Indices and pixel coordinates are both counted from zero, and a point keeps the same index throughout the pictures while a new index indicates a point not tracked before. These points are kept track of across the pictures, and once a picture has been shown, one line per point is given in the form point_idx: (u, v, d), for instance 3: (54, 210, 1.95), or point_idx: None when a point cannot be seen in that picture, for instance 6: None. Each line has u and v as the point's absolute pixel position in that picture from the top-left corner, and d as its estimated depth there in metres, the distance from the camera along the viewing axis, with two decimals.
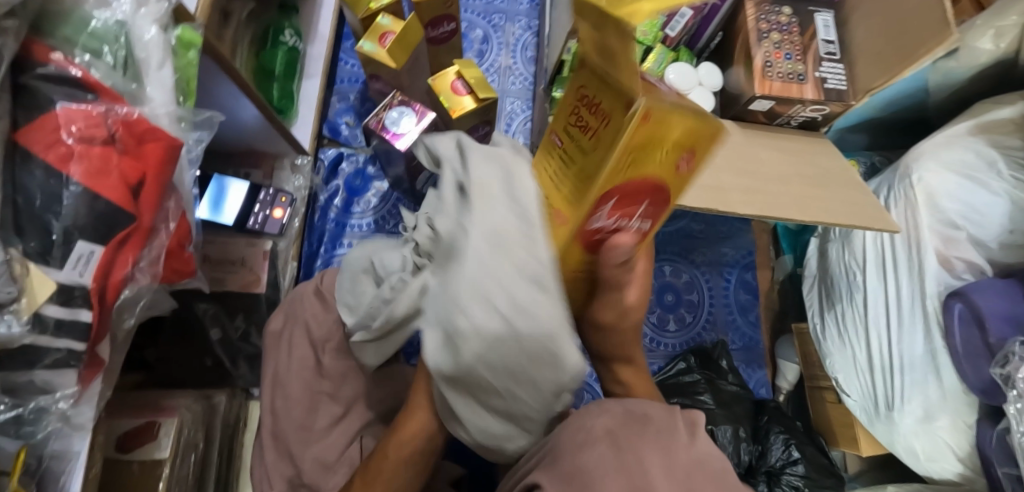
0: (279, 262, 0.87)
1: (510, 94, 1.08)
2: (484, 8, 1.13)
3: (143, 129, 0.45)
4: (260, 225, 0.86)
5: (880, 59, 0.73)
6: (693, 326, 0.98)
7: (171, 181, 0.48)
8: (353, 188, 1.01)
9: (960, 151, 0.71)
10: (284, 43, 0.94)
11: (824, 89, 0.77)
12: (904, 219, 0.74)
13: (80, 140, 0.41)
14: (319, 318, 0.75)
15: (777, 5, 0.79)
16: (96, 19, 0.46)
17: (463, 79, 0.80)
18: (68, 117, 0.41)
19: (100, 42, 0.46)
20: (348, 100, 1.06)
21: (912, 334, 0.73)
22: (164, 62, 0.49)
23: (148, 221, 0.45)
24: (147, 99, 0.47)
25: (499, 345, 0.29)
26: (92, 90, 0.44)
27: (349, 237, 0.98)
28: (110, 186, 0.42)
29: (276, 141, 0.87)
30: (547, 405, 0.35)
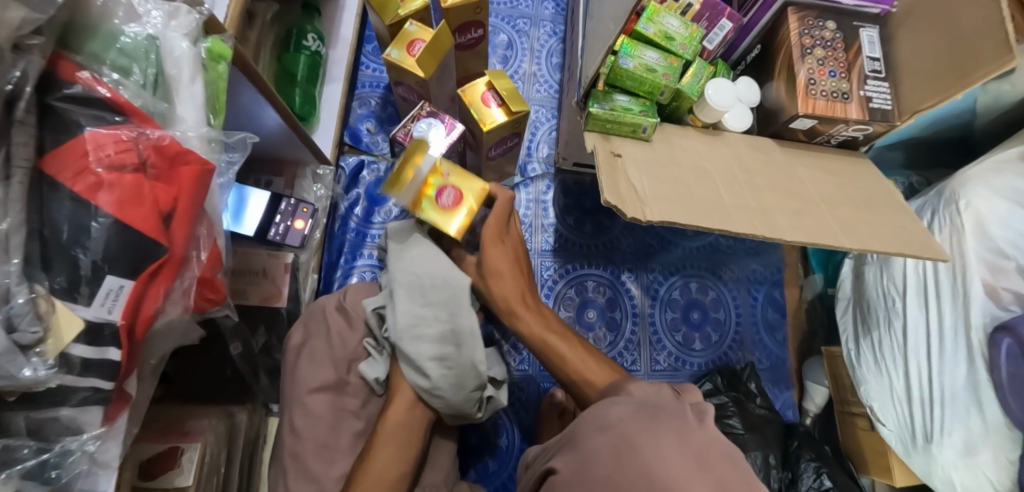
0: (300, 274, 0.84)
1: (535, 101, 1.06)
2: (509, 12, 1.11)
3: (176, 153, 0.42)
4: (281, 236, 0.81)
5: (930, 80, 0.70)
6: (720, 345, 0.95)
7: (203, 206, 0.45)
8: (374, 196, 0.98)
9: (1011, 177, 0.68)
10: (307, 48, 0.91)
11: (868, 109, 0.74)
12: (949, 244, 0.72)
13: (110, 168, 0.38)
14: (344, 334, 0.74)
15: (821, 19, 0.76)
16: (125, 34, 0.43)
17: (494, 91, 0.77)
18: (97, 142, 0.38)
19: (130, 59, 0.43)
20: (369, 105, 1.03)
21: (955, 366, 0.71)
22: (196, 77, 0.45)
23: (180, 250, 0.42)
24: (178, 119, 0.44)
25: (432, 325, 0.68)
26: (121, 111, 0.41)
27: (369, 248, 0.95)
28: (142, 215, 0.39)
29: (297, 150, 0.84)
30: (464, 356, 0.67)
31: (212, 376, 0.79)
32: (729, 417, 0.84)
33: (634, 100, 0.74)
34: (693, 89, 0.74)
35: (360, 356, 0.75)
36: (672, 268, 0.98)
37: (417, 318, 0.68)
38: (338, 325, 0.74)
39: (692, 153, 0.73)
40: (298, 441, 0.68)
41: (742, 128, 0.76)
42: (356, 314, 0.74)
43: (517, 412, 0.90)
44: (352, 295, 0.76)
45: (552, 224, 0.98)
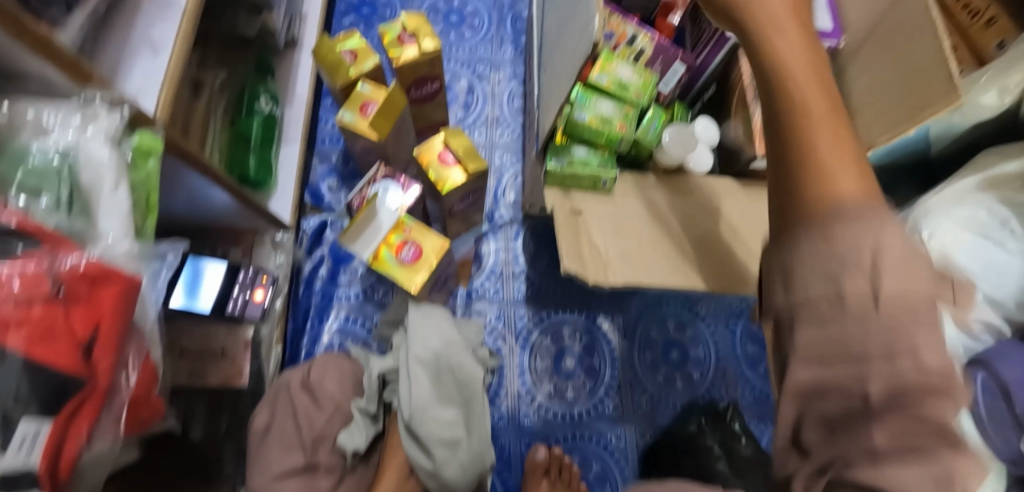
0: (262, 349, 0.80)
1: (498, 146, 1.04)
2: (468, 57, 1.09)
3: (95, 274, 0.39)
4: (239, 310, 0.76)
5: (884, 115, 0.70)
6: (702, 383, 0.93)
7: (131, 324, 0.42)
8: (339, 255, 0.94)
9: (971, 209, 0.70)
10: (260, 110, 0.85)
11: None
12: None
13: (17, 304, 0.35)
14: (311, 417, 0.70)
15: None
16: (34, 152, 0.41)
17: (451, 149, 0.75)
18: (4, 276, 0.36)
19: (40, 178, 0.40)
20: (329, 162, 1.00)
21: None
22: (119, 181, 0.42)
23: (105, 380, 0.39)
24: (98, 235, 0.41)
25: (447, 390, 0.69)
26: (31, 236, 0.38)
27: (336, 310, 0.92)
28: (58, 350, 0.36)
29: (251, 219, 0.80)
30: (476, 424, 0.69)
31: (178, 462, 0.74)
32: (716, 463, 0.83)
33: (592, 152, 0.73)
34: (649, 137, 0.74)
35: (329, 437, 0.70)
36: (648, 307, 0.96)
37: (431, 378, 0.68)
38: (303, 401, 0.71)
39: (654, 203, 0.72)
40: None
41: (706, 169, 0.75)
42: (320, 391, 0.71)
43: (500, 472, 0.87)
44: (318, 369, 0.72)
45: (523, 270, 0.96)
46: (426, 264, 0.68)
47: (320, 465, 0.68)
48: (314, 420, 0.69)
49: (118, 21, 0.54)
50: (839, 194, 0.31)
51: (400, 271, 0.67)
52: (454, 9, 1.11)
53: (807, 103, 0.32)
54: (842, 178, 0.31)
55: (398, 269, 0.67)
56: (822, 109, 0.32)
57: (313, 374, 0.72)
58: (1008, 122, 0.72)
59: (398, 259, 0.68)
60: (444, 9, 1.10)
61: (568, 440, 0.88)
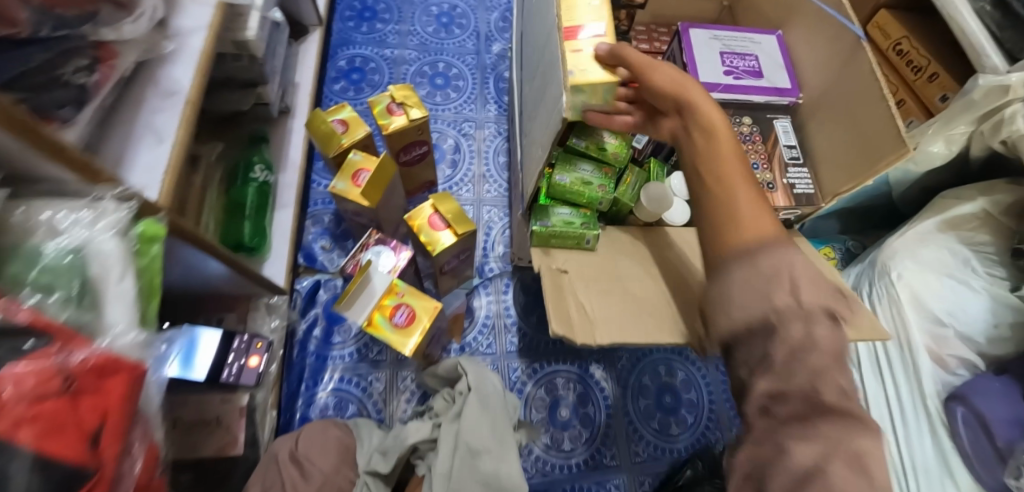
0: (257, 416, 0.79)
1: (486, 202, 1.04)
2: (454, 116, 1.07)
3: (103, 365, 0.41)
4: (235, 377, 0.76)
5: (844, 166, 0.75)
6: (696, 426, 0.94)
7: (135, 411, 0.43)
8: (333, 314, 0.94)
9: (936, 250, 0.73)
10: (255, 178, 0.87)
11: (794, 195, 0.78)
12: (892, 319, 0.74)
13: (31, 400, 0.36)
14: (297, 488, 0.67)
15: (737, 116, 0.82)
16: (48, 249, 0.42)
17: (440, 214, 0.77)
18: (17, 378, 0.36)
19: (53, 277, 0.42)
20: (322, 223, 0.98)
21: (921, 439, 0.71)
22: (125, 273, 0.45)
23: (111, 468, 0.40)
24: (106, 326, 0.43)
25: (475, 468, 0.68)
26: (43, 332, 0.39)
27: (330, 371, 0.90)
28: (68, 442, 0.37)
29: (246, 286, 0.80)
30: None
31: None
32: None
33: (575, 211, 0.76)
34: (626, 195, 0.78)
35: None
36: (639, 354, 0.98)
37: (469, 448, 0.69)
38: (292, 474, 0.68)
39: (636, 257, 0.76)
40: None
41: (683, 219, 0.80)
42: (309, 464, 0.69)
43: None
44: (305, 439, 0.72)
45: (514, 323, 0.98)
46: (421, 328, 0.70)
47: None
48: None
49: (125, 112, 0.57)
50: (738, 214, 0.49)
51: (395, 336, 0.69)
52: (440, 70, 1.09)
53: (738, 196, 0.50)
54: (743, 204, 0.49)
55: (394, 334, 0.69)
56: (753, 217, 0.48)
57: (301, 445, 0.71)
58: (960, 169, 0.77)
59: (394, 324, 0.70)
60: (429, 71, 1.09)
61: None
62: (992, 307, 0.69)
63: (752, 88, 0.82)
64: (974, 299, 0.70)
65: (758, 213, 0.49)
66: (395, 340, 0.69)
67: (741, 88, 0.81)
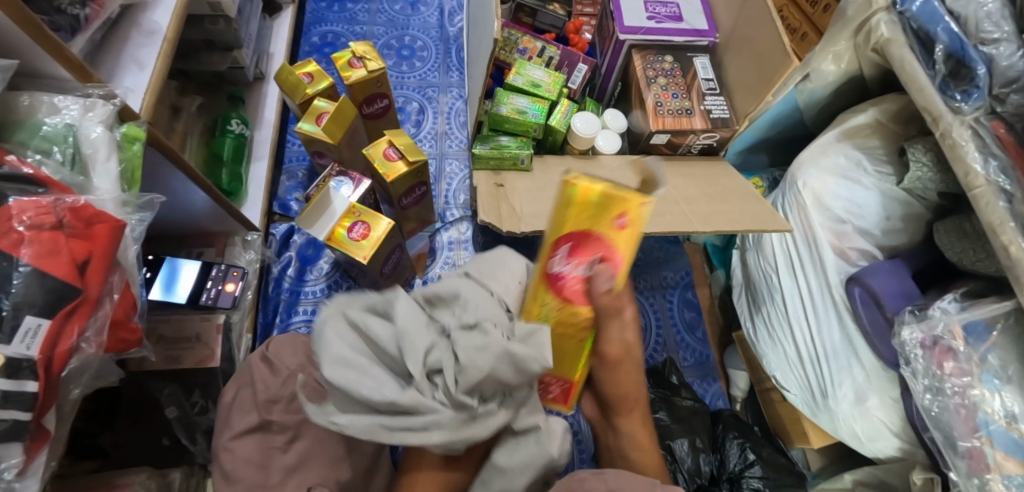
0: (234, 334, 0.86)
1: (449, 155, 1.13)
2: (418, 83, 1.19)
3: (89, 214, 0.51)
4: (213, 299, 0.84)
5: (751, 90, 0.85)
6: (645, 350, 1.01)
7: (115, 257, 0.53)
8: (306, 257, 1.01)
9: (834, 157, 0.81)
10: (232, 131, 0.95)
11: (710, 119, 0.88)
12: (799, 221, 0.83)
13: (31, 227, 0.47)
14: (268, 383, 0.75)
15: (660, 55, 0.92)
16: (47, 124, 0.53)
17: (394, 146, 0.87)
18: (20, 208, 0.47)
19: (51, 143, 0.53)
20: (297, 177, 1.06)
21: (829, 323, 0.80)
22: (110, 155, 0.55)
23: (94, 292, 0.49)
24: (93, 188, 0.54)
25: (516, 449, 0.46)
26: (43, 184, 0.50)
27: (304, 305, 0.98)
28: (58, 265, 0.47)
29: (226, 221, 0.89)
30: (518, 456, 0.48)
31: (147, 445, 0.78)
32: (656, 412, 0.89)
33: (513, 139, 0.86)
34: (562, 124, 0.87)
35: (280, 400, 0.74)
36: None
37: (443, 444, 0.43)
38: (261, 372, 0.76)
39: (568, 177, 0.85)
40: (229, 486, 0.68)
41: (614, 148, 0.89)
42: (278, 361, 0.76)
43: None
44: (275, 345, 0.79)
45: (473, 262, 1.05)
46: (375, 241, 0.80)
47: (273, 423, 0.73)
48: (269, 384, 0.74)
49: (110, 46, 0.68)
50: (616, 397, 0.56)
51: (351, 247, 0.79)
52: (405, 44, 1.22)
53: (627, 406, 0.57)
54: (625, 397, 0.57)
55: (349, 247, 0.79)
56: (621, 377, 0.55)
57: (270, 349, 0.78)
58: (859, 88, 0.85)
59: (350, 241, 0.79)
60: (396, 44, 1.21)
61: None
62: (883, 201, 0.77)
63: (672, 30, 0.91)
64: (867, 194, 0.78)
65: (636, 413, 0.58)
66: (355, 250, 0.79)
67: (662, 30, 0.90)
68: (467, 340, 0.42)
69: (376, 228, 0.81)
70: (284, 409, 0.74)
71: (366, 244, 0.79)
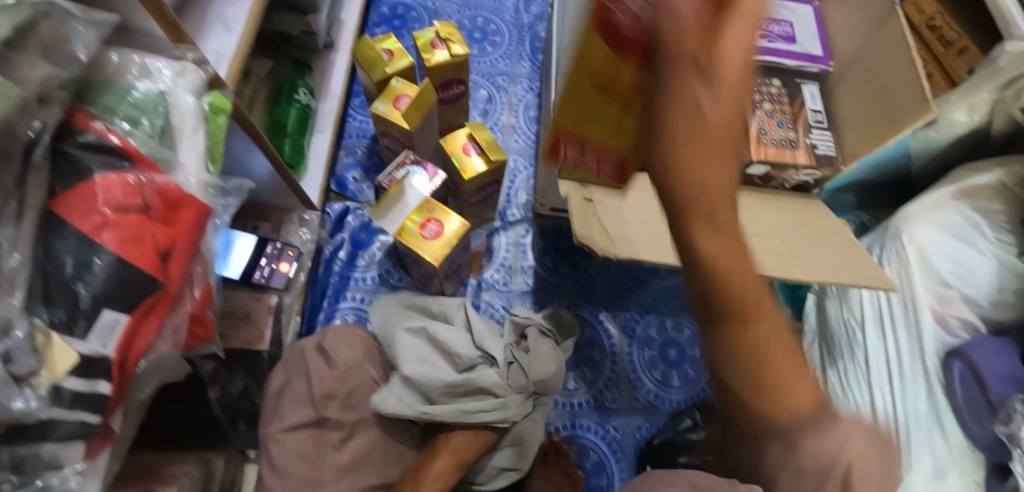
0: (283, 317, 0.81)
1: (513, 151, 1.07)
2: (489, 69, 1.12)
3: (176, 196, 0.45)
4: (265, 278, 0.79)
5: (868, 129, 0.79)
6: (698, 382, 0.97)
7: (199, 247, 0.47)
8: (358, 241, 0.96)
9: (948, 214, 0.76)
10: (298, 100, 0.90)
11: (815, 155, 0.81)
12: (898, 276, 0.77)
13: (117, 209, 0.41)
14: (323, 375, 0.71)
15: (768, 78, 0.86)
16: (137, 90, 0.47)
17: (474, 141, 0.81)
18: (106, 185, 0.41)
19: (140, 112, 0.46)
20: (355, 155, 1.01)
21: (916, 393, 0.74)
22: (198, 128, 0.49)
23: (175, 288, 0.44)
24: (180, 166, 0.47)
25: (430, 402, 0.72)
26: (129, 158, 0.43)
27: (352, 291, 0.93)
28: (143, 254, 0.41)
29: (285, 195, 0.84)
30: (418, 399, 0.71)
31: (188, 421, 0.72)
32: None
33: None
34: None
35: (337, 396, 0.70)
36: (647, 307, 1.00)
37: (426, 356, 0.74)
38: (317, 364, 0.71)
39: None
40: (279, 479, 0.65)
41: None
42: (335, 354, 0.72)
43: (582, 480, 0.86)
44: (331, 335, 0.74)
45: (530, 266, 1.00)
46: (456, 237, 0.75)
47: (329, 419, 0.69)
48: (326, 377, 0.70)
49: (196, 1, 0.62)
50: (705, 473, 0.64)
51: (429, 244, 0.73)
52: (478, 25, 1.14)
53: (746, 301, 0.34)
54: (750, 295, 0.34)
55: (427, 243, 0.73)
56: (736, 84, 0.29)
57: (326, 340, 0.73)
58: (979, 142, 0.79)
59: (427, 237, 0.74)
60: (469, 24, 1.14)
61: (568, 429, 0.92)
62: (1000, 271, 0.72)
63: (783, 53, 0.84)
64: (982, 261, 0.73)
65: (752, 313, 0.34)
66: (432, 247, 0.73)
67: (773, 51, 0.84)
68: (485, 370, 0.73)
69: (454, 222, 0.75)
70: (338, 408, 0.69)
71: (445, 241, 0.74)
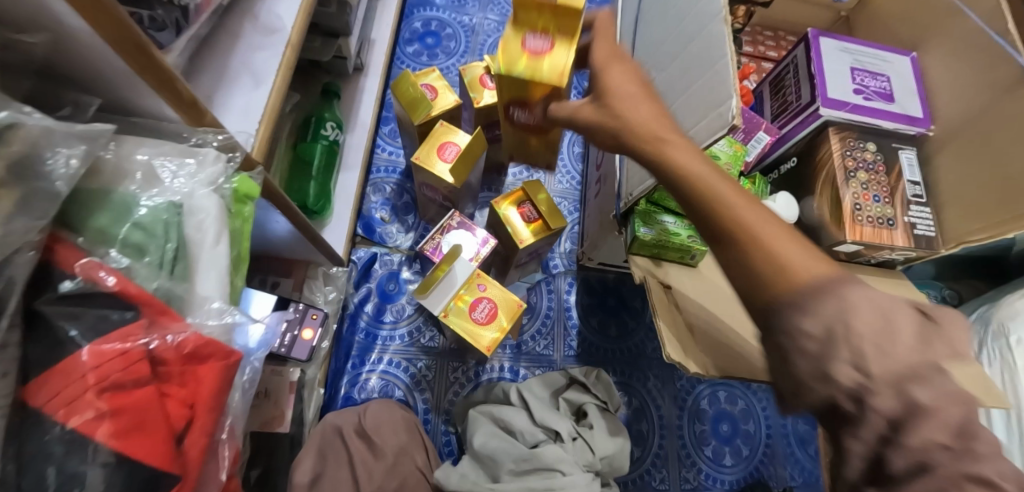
0: (305, 392, 0.71)
1: (557, 193, 0.96)
2: None
3: (196, 346, 0.34)
4: (286, 348, 0.69)
5: (981, 211, 0.69)
6: (752, 460, 0.89)
7: (224, 403, 0.36)
8: (387, 292, 0.86)
9: None
10: (326, 136, 0.78)
11: (914, 236, 0.72)
12: (1002, 379, 0.69)
13: (115, 388, 0.30)
14: (370, 466, 0.69)
15: (861, 141, 0.75)
16: (142, 203, 0.36)
17: (530, 203, 0.70)
18: (99, 359, 0.29)
19: (148, 236, 0.35)
20: (384, 193, 0.90)
21: None
22: (221, 235, 0.38)
23: (195, 476, 0.32)
24: (199, 299, 0.37)
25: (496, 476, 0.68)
26: (133, 304, 0.32)
27: (379, 352, 0.83)
28: (151, 447, 0.30)
29: (309, 251, 0.73)
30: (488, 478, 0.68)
31: None
32: None
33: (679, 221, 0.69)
34: None
35: (385, 489, 0.68)
36: (699, 375, 0.92)
37: (494, 426, 0.72)
38: (362, 454, 0.70)
39: None
40: None
41: None
42: (377, 439, 0.70)
43: None
44: (372, 413, 0.73)
45: (575, 325, 0.90)
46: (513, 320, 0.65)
47: None
48: (373, 470, 0.68)
49: (216, 45, 0.51)
50: None
51: (483, 332, 0.64)
52: None
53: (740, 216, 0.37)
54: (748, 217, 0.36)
55: (480, 330, 0.64)
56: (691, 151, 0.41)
57: (367, 418, 0.72)
58: None
59: (479, 321, 0.64)
60: None
61: None
62: None
63: (880, 113, 0.74)
64: None
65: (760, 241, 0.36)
66: (486, 335, 0.63)
67: (870, 110, 0.74)
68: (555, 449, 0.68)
69: (508, 303, 0.65)
70: None
71: (499, 327, 0.64)
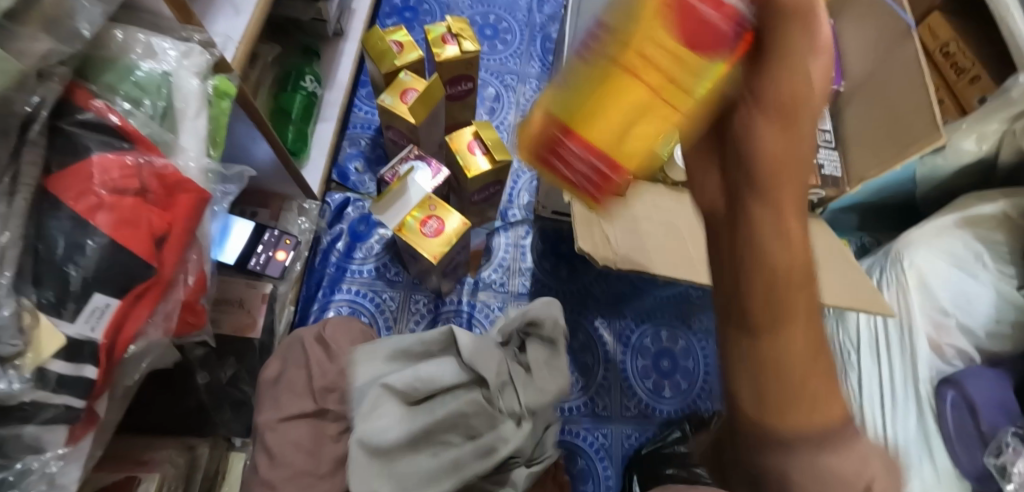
0: (277, 306, 0.80)
1: (518, 151, 1.06)
2: (499, 67, 1.11)
3: (175, 181, 0.44)
4: (261, 266, 0.77)
5: (874, 149, 0.78)
6: (690, 393, 0.96)
7: (195, 233, 0.47)
8: (357, 233, 0.95)
9: (950, 242, 0.75)
10: (304, 88, 0.89)
11: (821, 175, 0.82)
12: (896, 302, 0.77)
13: (112, 191, 0.40)
14: (323, 366, 0.70)
15: None
16: (141, 70, 0.46)
17: (480, 140, 0.80)
18: (102, 165, 0.40)
19: (143, 93, 0.46)
20: (358, 145, 1.00)
21: (907, 416, 0.73)
22: (200, 112, 0.48)
23: (168, 274, 0.43)
24: (180, 150, 0.47)
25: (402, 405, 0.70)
26: (128, 139, 0.43)
27: (348, 283, 0.92)
28: (136, 239, 0.40)
29: (285, 181, 0.83)
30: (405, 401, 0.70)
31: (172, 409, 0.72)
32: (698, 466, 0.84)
33: None
34: None
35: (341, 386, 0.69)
36: (644, 316, 1.00)
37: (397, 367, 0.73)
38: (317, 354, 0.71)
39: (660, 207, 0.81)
40: (273, 469, 0.63)
41: None
42: (334, 346, 0.72)
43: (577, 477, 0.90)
44: (332, 326, 0.74)
45: (529, 267, 0.99)
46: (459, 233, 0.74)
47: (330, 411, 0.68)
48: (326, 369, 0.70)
49: None
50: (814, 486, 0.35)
51: (436, 245, 0.73)
52: (490, 22, 1.13)
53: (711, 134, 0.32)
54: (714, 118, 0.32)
55: (430, 241, 0.73)
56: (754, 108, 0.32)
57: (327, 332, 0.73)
58: (985, 173, 0.79)
59: (427, 234, 0.73)
60: (481, 21, 1.13)
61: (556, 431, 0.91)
62: (997, 301, 0.72)
63: None
64: (981, 291, 0.73)
65: (788, 183, 0.33)
66: (436, 246, 0.73)
67: None
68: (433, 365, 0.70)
69: (454, 220, 0.75)
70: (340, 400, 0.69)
71: (445, 238, 0.73)
